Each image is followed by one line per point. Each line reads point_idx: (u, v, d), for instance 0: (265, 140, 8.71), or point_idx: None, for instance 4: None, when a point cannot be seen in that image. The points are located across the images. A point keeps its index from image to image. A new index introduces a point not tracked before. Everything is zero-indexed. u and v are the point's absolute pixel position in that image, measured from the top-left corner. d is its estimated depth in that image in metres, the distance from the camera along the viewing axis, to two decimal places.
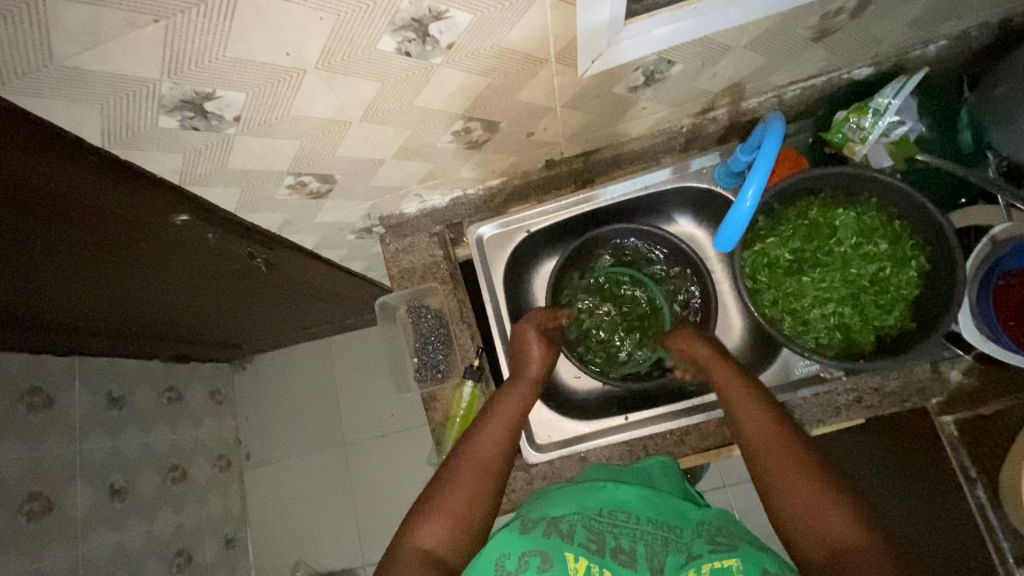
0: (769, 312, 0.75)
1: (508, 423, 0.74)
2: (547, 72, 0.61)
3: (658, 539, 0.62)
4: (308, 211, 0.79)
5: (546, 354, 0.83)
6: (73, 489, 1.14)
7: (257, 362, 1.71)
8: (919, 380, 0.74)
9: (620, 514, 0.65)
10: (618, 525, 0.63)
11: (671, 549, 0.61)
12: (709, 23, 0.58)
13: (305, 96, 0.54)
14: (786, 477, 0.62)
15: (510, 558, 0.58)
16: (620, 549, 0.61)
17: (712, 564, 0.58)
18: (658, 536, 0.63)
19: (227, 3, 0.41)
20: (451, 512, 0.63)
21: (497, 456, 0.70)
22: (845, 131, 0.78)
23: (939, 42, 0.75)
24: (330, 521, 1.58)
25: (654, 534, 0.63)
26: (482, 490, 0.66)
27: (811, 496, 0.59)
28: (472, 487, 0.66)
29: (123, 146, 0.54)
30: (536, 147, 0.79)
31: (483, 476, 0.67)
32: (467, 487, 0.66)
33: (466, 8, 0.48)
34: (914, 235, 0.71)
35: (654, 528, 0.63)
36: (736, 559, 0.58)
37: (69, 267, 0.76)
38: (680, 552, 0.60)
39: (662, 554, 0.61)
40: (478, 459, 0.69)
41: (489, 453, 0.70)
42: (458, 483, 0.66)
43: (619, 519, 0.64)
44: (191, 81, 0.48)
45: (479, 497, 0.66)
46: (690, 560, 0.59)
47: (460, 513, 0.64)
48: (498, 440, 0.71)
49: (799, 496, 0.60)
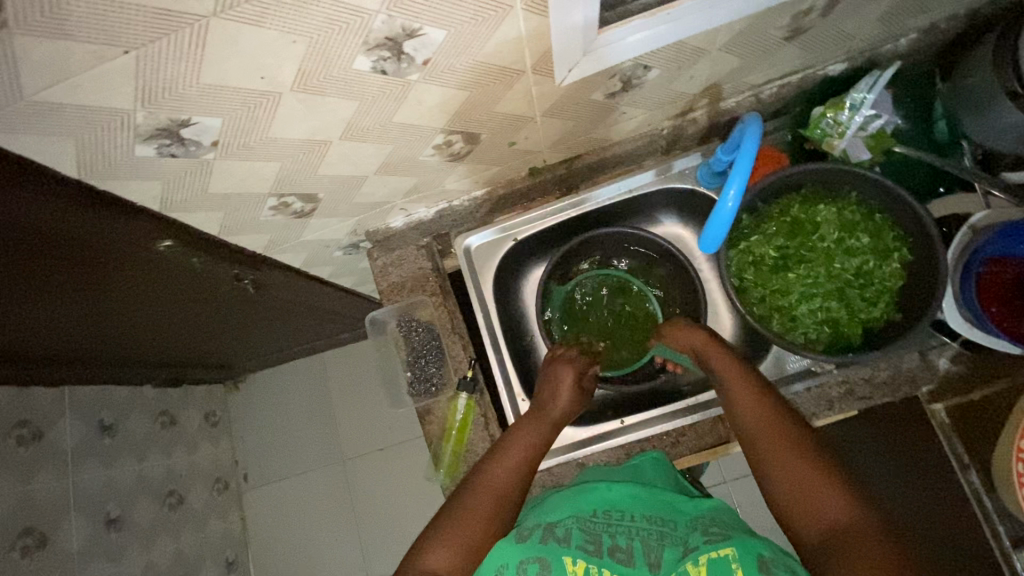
0: (757, 310, 0.76)
1: (525, 457, 0.71)
2: (524, 83, 0.61)
3: (653, 534, 0.62)
4: (293, 230, 0.79)
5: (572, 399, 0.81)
6: (67, 522, 1.12)
7: (250, 382, 1.70)
8: (908, 369, 0.75)
9: (613, 514, 0.65)
10: (614, 524, 0.64)
11: (667, 543, 0.61)
12: (682, 28, 0.59)
13: (283, 118, 0.54)
14: (784, 460, 0.61)
15: (509, 568, 0.58)
16: (617, 547, 0.61)
17: (709, 555, 0.57)
18: (653, 532, 0.63)
19: (198, 32, 0.41)
20: (456, 538, 0.61)
21: (510, 488, 0.67)
22: (823, 127, 0.79)
23: (909, 36, 0.77)
24: (331, 537, 1.57)
25: (649, 530, 0.63)
26: (494, 521, 0.63)
27: (811, 479, 0.59)
28: (484, 515, 0.63)
29: (100, 177, 0.53)
30: (518, 156, 0.79)
31: (496, 508, 0.64)
32: (478, 516, 0.63)
33: (439, 25, 0.48)
34: (895, 228, 0.72)
35: (649, 525, 0.64)
36: (733, 548, 0.57)
37: (53, 298, 0.74)
38: (677, 546, 0.61)
39: (659, 549, 0.60)
40: (488, 491, 0.66)
41: (502, 485, 0.67)
42: (468, 512, 0.63)
43: (613, 518, 0.64)
44: (166, 109, 0.48)
45: (490, 527, 0.63)
46: (686, 552, 0.59)
47: (472, 544, 0.61)
48: (513, 470, 0.69)
49: (798, 480, 0.59)
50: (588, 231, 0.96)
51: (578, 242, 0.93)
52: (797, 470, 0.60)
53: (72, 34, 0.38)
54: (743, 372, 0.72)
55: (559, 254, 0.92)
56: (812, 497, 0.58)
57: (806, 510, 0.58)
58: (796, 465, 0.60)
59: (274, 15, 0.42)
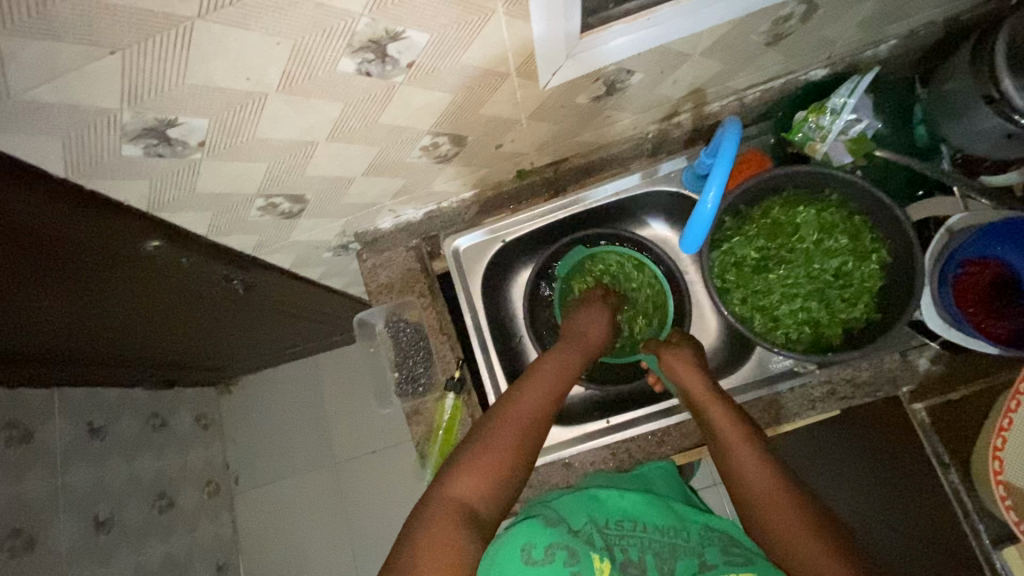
0: (739, 311, 0.77)
1: (555, 389, 0.73)
2: (509, 86, 0.62)
3: (666, 546, 0.65)
4: (282, 231, 0.79)
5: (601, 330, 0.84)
6: (56, 523, 1.12)
7: (243, 384, 1.70)
8: (890, 369, 0.77)
9: (627, 523, 0.68)
10: (628, 535, 0.66)
11: (681, 555, 0.64)
12: (664, 33, 0.60)
13: (270, 119, 0.55)
14: (788, 533, 0.58)
15: (536, 548, 0.61)
16: (631, 561, 0.64)
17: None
18: (666, 545, 0.66)
19: (183, 34, 0.42)
20: (489, 464, 0.63)
21: (538, 417, 0.69)
22: (805, 131, 0.81)
23: (889, 42, 0.78)
24: (323, 540, 1.57)
25: (662, 543, 0.66)
26: (520, 453, 0.65)
27: (819, 554, 0.55)
28: (511, 444, 0.65)
29: (87, 177, 0.54)
30: (506, 159, 0.81)
31: (524, 439, 0.67)
32: (505, 446, 0.65)
33: (423, 28, 0.49)
34: (874, 230, 0.73)
35: (661, 536, 0.67)
36: (751, 574, 0.60)
37: (41, 298, 0.75)
38: (691, 559, 0.63)
39: (673, 563, 0.63)
40: (524, 415, 0.68)
41: (534, 412, 0.69)
42: (495, 440, 0.65)
43: (626, 527, 0.67)
44: (152, 110, 0.48)
45: (516, 459, 0.65)
46: (701, 568, 0.62)
47: (499, 465, 0.63)
48: (546, 397, 0.71)
49: (787, 535, 0.58)
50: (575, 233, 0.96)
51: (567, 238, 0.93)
52: (780, 516, 0.59)
53: (59, 34, 0.38)
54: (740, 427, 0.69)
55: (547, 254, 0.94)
56: (790, 542, 0.58)
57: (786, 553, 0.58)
58: (776, 508, 0.60)
59: (259, 17, 0.43)
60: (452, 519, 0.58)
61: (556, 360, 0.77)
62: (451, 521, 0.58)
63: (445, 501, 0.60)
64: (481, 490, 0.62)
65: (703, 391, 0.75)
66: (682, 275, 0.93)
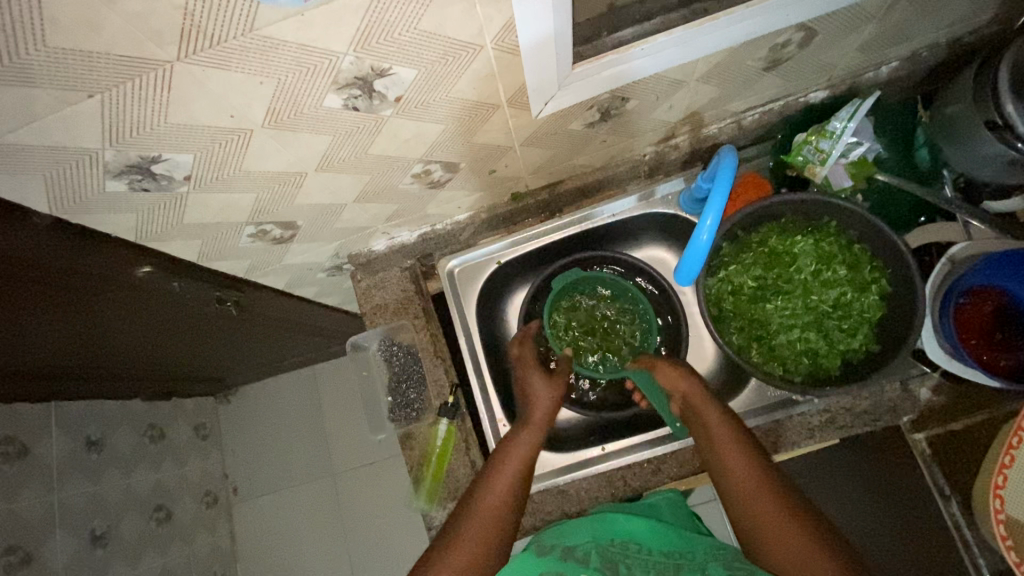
0: (736, 339, 0.76)
1: (519, 468, 0.69)
2: (501, 115, 0.61)
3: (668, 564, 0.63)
4: (274, 254, 0.79)
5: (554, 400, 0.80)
6: (52, 538, 1.11)
7: (241, 395, 1.69)
8: (889, 399, 0.75)
9: (630, 544, 0.67)
10: (631, 556, 0.65)
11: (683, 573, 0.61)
12: (657, 62, 0.59)
13: (256, 153, 0.54)
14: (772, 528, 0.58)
15: None
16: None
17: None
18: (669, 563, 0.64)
19: (163, 76, 0.41)
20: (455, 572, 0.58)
21: (503, 509, 0.64)
22: (805, 154, 0.79)
23: (890, 64, 0.77)
24: (320, 552, 1.56)
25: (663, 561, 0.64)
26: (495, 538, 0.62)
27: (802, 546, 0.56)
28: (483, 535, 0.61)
29: (72, 212, 0.53)
30: (500, 182, 0.80)
31: (490, 535, 0.62)
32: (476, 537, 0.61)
33: (409, 64, 0.48)
34: (873, 260, 0.72)
35: (665, 558, 0.65)
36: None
37: (31, 323, 0.74)
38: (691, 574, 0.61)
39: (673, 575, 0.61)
40: (484, 511, 0.63)
41: (497, 503, 0.64)
42: (465, 533, 0.61)
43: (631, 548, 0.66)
44: (135, 148, 0.48)
45: (490, 547, 0.61)
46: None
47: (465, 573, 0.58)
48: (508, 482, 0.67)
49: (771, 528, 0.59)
50: (571, 254, 0.95)
51: (564, 259, 0.93)
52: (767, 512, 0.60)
53: (33, 81, 0.37)
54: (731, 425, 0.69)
55: (542, 276, 0.93)
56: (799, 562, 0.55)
57: None
58: (772, 520, 0.59)
59: (240, 59, 0.42)
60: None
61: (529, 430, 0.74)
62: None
63: None
64: None
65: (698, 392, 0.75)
66: (679, 300, 0.92)
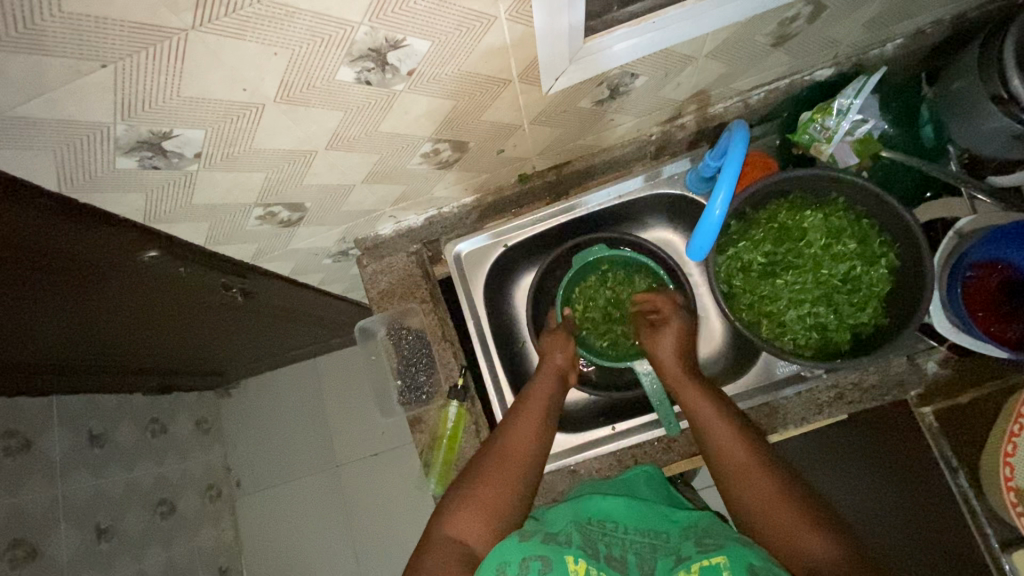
0: (746, 316, 0.76)
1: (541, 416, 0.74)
2: (511, 91, 0.61)
3: (646, 546, 0.61)
4: (281, 239, 0.78)
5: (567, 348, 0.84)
6: (56, 532, 1.11)
7: (243, 388, 1.69)
8: (897, 373, 0.76)
9: (608, 523, 0.64)
10: (609, 535, 0.62)
11: (660, 554, 0.59)
12: (668, 36, 0.59)
13: (267, 128, 0.53)
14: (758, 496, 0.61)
15: (510, 566, 0.56)
16: (612, 557, 0.59)
17: (701, 564, 0.55)
18: (646, 544, 0.61)
19: (176, 46, 0.41)
20: (484, 504, 0.64)
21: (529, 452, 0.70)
22: (812, 132, 0.79)
23: (895, 41, 0.77)
24: (325, 543, 1.56)
25: (642, 542, 0.62)
26: (518, 481, 0.67)
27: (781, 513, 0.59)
28: (504, 476, 0.67)
29: (81, 191, 0.53)
30: (507, 164, 0.79)
31: (512, 472, 0.68)
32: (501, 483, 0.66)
33: (424, 35, 0.48)
34: (881, 233, 0.72)
35: (643, 537, 0.63)
36: (723, 557, 0.54)
37: (35, 310, 0.73)
38: (670, 555, 0.59)
39: (653, 562, 0.59)
40: (510, 452, 0.69)
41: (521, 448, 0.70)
42: (489, 477, 0.67)
43: (608, 527, 0.64)
44: (146, 122, 0.47)
45: (515, 489, 0.66)
46: (678, 562, 0.57)
47: (493, 501, 0.64)
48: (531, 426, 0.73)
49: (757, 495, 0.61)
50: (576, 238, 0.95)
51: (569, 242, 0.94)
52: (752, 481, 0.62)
53: (46, 49, 0.37)
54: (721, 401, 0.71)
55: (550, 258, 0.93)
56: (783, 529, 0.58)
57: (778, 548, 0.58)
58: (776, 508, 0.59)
59: (255, 28, 0.41)
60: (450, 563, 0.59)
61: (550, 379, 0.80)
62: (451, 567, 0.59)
63: (443, 545, 0.61)
64: (478, 532, 0.62)
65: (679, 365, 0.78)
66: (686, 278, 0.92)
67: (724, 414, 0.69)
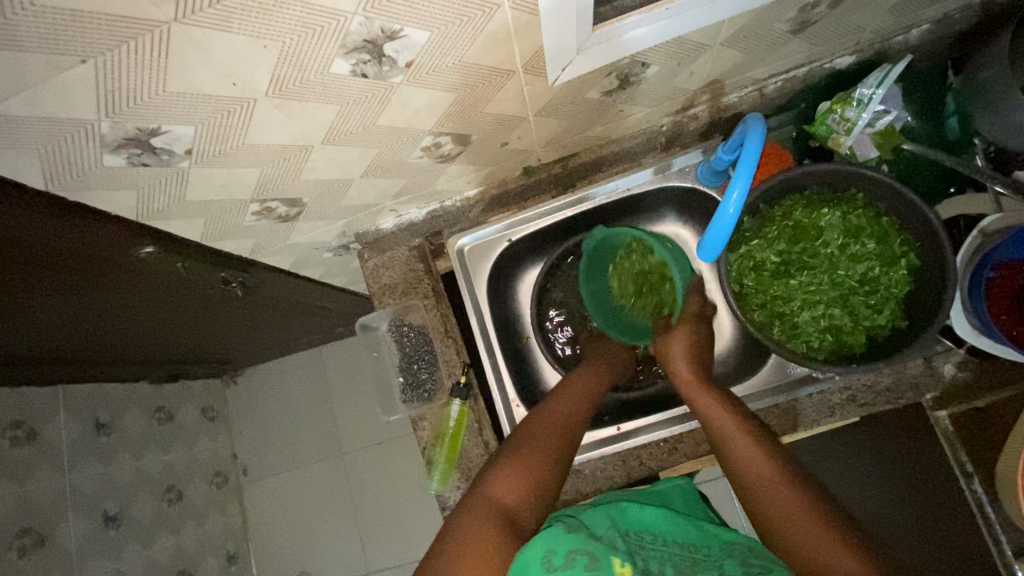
0: (757, 316, 0.74)
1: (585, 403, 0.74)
2: (515, 83, 0.58)
3: (687, 560, 0.60)
4: (280, 234, 0.76)
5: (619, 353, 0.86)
6: (65, 520, 1.12)
7: (247, 376, 1.69)
8: (912, 376, 0.74)
9: (646, 535, 0.63)
10: (649, 546, 0.61)
11: (703, 568, 0.58)
12: (682, 24, 0.55)
13: (260, 124, 0.51)
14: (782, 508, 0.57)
15: (556, 554, 0.54)
16: (653, 568, 0.57)
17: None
18: (687, 558, 0.60)
19: (160, 38, 0.38)
20: (524, 468, 0.63)
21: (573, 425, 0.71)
22: (829, 123, 0.76)
23: (921, 27, 0.73)
24: (331, 530, 1.57)
25: (683, 556, 0.60)
26: (557, 454, 0.67)
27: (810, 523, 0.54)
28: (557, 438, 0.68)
29: (69, 189, 0.51)
30: (512, 156, 0.77)
31: (558, 444, 0.68)
32: (544, 449, 0.66)
33: (422, 26, 0.45)
34: (902, 233, 0.69)
35: (683, 550, 0.62)
36: None
37: (32, 305, 0.72)
38: (714, 570, 0.57)
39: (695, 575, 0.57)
40: (552, 424, 0.70)
41: (564, 423, 0.70)
42: (531, 442, 0.67)
43: (646, 540, 0.62)
44: (132, 119, 0.45)
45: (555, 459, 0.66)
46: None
47: (534, 467, 0.64)
48: (576, 407, 0.73)
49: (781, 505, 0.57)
50: (584, 233, 0.93)
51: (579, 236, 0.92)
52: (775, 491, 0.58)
53: (20, 44, 0.35)
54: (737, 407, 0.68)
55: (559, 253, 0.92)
56: (806, 542, 0.53)
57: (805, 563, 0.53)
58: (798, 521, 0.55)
59: (242, 20, 0.39)
60: (482, 522, 0.57)
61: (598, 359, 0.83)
62: (484, 518, 0.58)
63: (480, 502, 0.60)
64: (515, 492, 0.61)
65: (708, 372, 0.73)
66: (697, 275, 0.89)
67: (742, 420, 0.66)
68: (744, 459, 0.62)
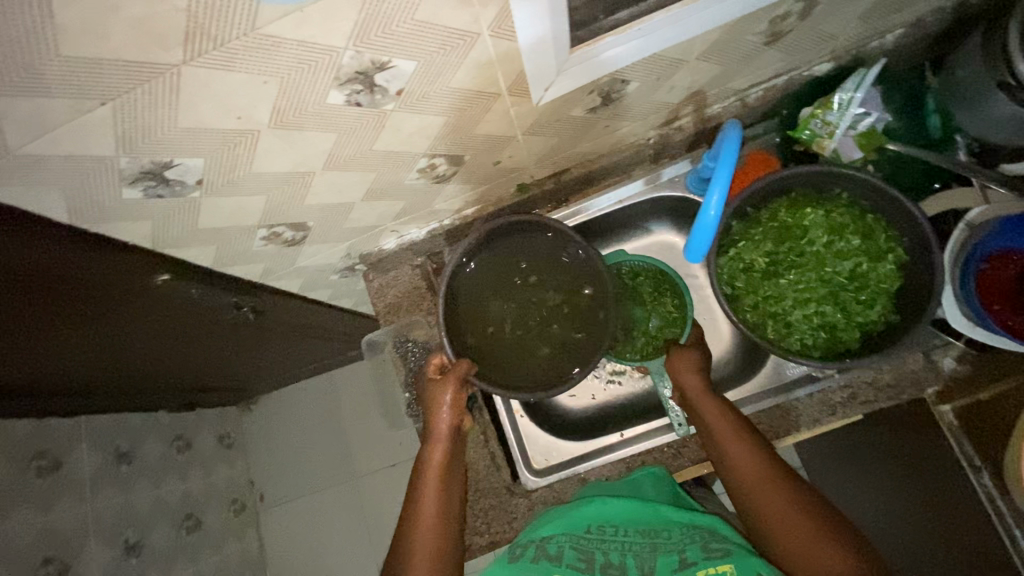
0: (751, 318, 0.75)
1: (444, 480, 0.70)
2: (502, 104, 0.62)
3: (646, 547, 0.62)
4: (288, 257, 0.80)
5: (456, 402, 0.74)
6: (87, 549, 1.14)
7: (262, 403, 1.72)
8: (912, 371, 0.75)
9: (608, 528, 0.66)
10: (607, 541, 0.64)
11: (661, 553, 0.61)
12: (655, 42, 0.58)
13: (264, 153, 0.55)
14: (764, 496, 0.61)
15: None
16: (609, 564, 0.61)
17: (707, 570, 0.56)
18: (646, 545, 0.63)
19: (171, 81, 0.42)
20: None
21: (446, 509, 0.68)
22: (812, 127, 0.78)
23: (895, 31, 0.76)
24: (348, 555, 1.57)
25: (642, 544, 0.63)
26: (446, 549, 0.65)
27: (788, 508, 0.59)
28: (441, 497, 0.69)
29: (90, 221, 0.55)
30: (504, 174, 0.80)
31: (442, 539, 0.65)
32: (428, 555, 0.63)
33: (409, 56, 0.49)
34: (888, 229, 0.71)
35: (642, 538, 0.64)
36: (730, 565, 0.55)
37: (55, 337, 0.76)
38: (670, 556, 0.60)
39: (653, 561, 0.60)
40: (426, 524, 0.65)
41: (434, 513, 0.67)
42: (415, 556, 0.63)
43: (607, 533, 0.65)
44: (147, 153, 0.49)
45: (446, 554, 0.64)
46: (681, 564, 0.58)
47: None
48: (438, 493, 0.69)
49: (760, 489, 0.62)
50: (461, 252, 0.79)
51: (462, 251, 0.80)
52: (770, 493, 0.61)
53: (48, 90, 0.39)
54: (718, 403, 0.72)
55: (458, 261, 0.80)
56: (793, 531, 0.57)
57: (790, 552, 0.57)
58: (779, 509, 0.60)
59: (243, 59, 0.43)
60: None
61: (448, 389, 0.74)
62: None
63: None
64: None
65: (698, 382, 0.75)
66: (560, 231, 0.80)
67: (721, 413, 0.70)
68: (726, 443, 0.67)
